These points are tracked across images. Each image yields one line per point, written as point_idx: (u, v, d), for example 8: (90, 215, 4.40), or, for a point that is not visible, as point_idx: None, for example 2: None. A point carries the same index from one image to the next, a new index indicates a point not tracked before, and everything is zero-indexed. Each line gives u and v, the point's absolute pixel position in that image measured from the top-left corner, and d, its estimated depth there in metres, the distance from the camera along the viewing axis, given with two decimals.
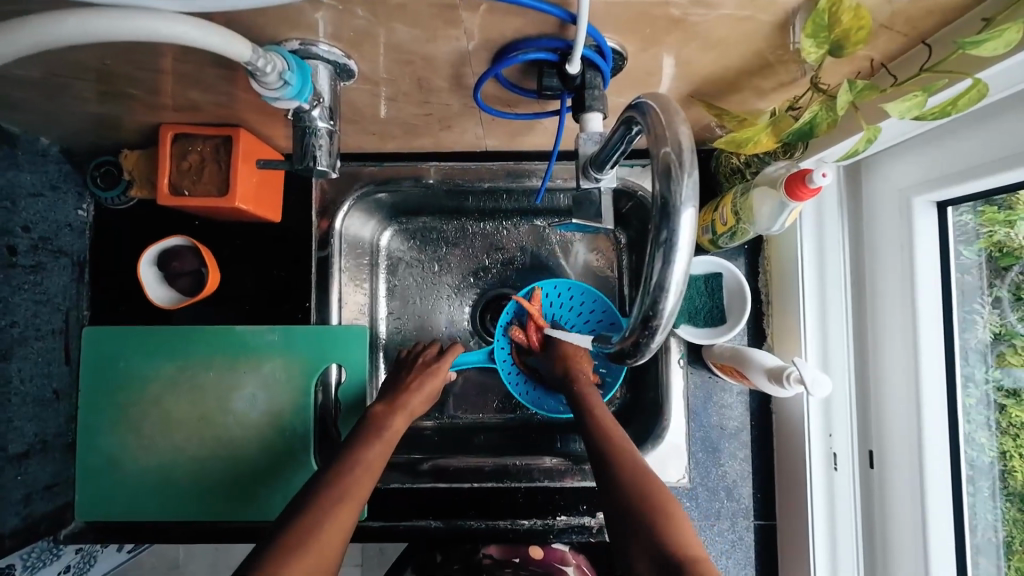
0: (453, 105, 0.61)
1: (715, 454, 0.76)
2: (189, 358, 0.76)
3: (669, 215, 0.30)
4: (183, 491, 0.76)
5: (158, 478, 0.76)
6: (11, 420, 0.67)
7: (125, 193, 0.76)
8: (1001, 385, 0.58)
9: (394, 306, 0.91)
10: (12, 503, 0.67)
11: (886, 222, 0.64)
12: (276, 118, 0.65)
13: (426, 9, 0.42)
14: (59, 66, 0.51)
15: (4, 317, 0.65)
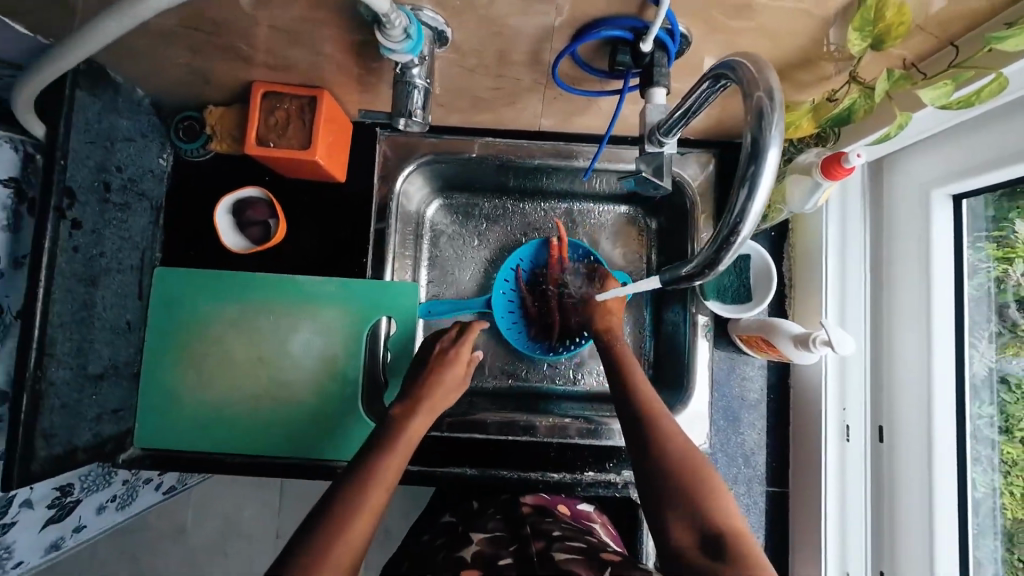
0: (524, 80, 0.67)
1: (735, 422, 0.81)
2: (252, 302, 0.82)
3: (759, 154, 0.38)
4: (239, 426, 0.81)
5: (216, 414, 0.81)
6: (93, 341, 0.72)
7: (204, 145, 0.83)
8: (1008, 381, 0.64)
9: (438, 274, 0.97)
10: (87, 419, 0.72)
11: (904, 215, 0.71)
12: (359, 81, 0.71)
13: None
14: (190, 15, 0.58)
15: (96, 247, 0.71)
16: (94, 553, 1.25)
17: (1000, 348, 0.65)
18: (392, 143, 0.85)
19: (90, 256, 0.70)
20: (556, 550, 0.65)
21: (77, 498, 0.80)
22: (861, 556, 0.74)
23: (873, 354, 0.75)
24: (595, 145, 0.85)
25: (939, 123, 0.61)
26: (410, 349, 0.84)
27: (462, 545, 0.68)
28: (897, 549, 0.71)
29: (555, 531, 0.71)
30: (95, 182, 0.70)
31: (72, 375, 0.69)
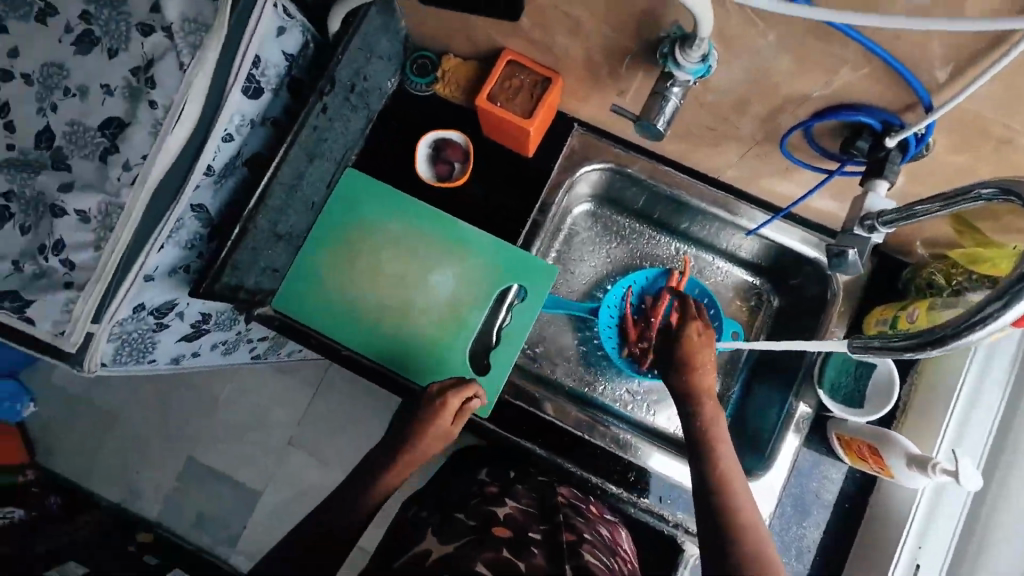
0: (742, 130, 0.73)
1: (802, 514, 0.82)
2: (414, 228, 0.91)
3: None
4: (362, 324, 0.89)
5: (348, 306, 0.90)
6: (289, 208, 0.83)
7: (429, 85, 0.93)
8: None
9: (563, 268, 1.04)
10: (255, 269, 0.82)
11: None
12: (593, 79, 0.79)
13: (824, 57, 0.55)
14: None
15: (323, 134, 0.82)
16: (154, 386, 1.37)
17: None
18: (581, 139, 0.93)
19: (317, 140, 0.82)
20: (584, 549, 0.68)
21: (210, 328, 0.91)
22: None
23: (972, 503, 0.74)
24: (766, 213, 0.89)
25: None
26: (529, 322, 0.90)
27: (492, 506, 0.72)
28: None
29: (585, 532, 0.73)
30: (347, 82, 0.82)
31: (264, 229, 0.79)
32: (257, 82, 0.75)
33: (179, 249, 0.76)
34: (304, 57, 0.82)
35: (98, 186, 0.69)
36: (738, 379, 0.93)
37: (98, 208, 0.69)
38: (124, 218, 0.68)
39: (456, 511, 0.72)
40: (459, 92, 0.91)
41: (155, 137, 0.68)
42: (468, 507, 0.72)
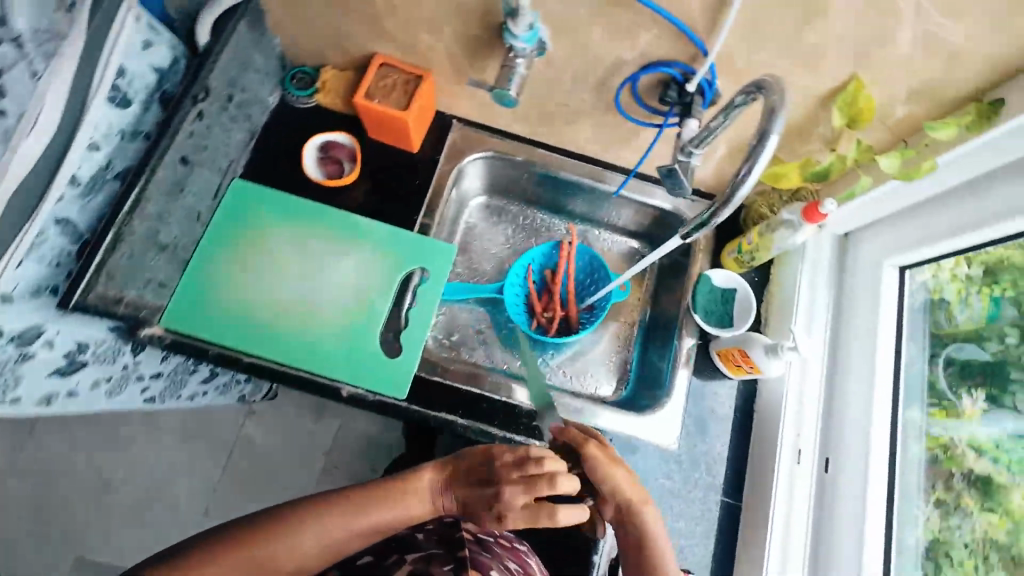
0: (589, 102, 0.87)
1: (703, 430, 0.91)
2: (318, 227, 0.93)
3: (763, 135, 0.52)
4: (239, 313, 0.87)
5: (235, 303, 0.87)
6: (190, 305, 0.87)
7: (311, 95, 0.98)
8: (938, 437, 0.83)
9: (473, 246, 1.16)
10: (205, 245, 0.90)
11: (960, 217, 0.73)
12: (460, 75, 0.89)
13: (429, 16, 0.79)
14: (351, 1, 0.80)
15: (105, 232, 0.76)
16: None
17: (934, 412, 0.84)
18: (462, 134, 1.02)
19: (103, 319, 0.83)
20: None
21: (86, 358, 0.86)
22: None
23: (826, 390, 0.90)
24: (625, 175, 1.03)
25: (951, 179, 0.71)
26: (426, 311, 0.91)
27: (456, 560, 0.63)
28: None
29: None
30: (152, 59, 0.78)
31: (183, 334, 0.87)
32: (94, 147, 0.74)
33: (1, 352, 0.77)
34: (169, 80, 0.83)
35: None
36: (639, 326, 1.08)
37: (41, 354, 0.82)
38: None
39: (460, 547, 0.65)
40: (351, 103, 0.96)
41: None
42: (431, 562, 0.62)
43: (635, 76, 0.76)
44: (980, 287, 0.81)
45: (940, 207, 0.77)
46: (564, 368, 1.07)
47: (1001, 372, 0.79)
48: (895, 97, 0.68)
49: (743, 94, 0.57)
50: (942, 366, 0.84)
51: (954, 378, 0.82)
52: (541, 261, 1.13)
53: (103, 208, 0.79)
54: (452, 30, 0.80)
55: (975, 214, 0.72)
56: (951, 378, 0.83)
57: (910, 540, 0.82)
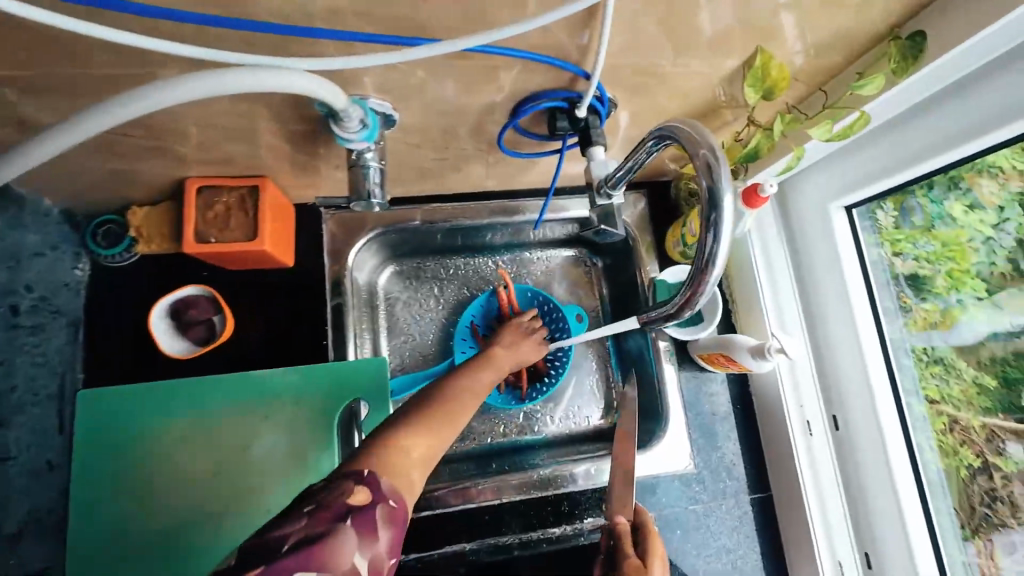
0: (470, 149, 0.71)
1: (712, 438, 0.86)
2: (209, 405, 0.74)
3: (714, 202, 0.44)
4: (163, 548, 0.71)
5: (152, 539, 0.71)
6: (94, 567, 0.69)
7: (128, 249, 0.76)
8: (923, 349, 0.75)
9: (404, 326, 1.01)
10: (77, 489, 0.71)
11: (928, 139, 0.66)
12: (304, 168, 0.70)
13: (228, 128, 0.59)
14: (114, 141, 0.58)
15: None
16: None
17: (912, 323, 0.76)
18: (338, 221, 0.84)
19: None
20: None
21: None
22: (851, 550, 0.80)
23: (812, 348, 0.84)
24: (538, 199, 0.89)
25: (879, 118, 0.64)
26: None
27: None
28: (880, 538, 0.77)
29: None
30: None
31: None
32: None
33: None
34: None
35: None
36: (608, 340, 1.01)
37: None
38: None
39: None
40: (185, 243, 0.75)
41: None
42: None
43: (514, 117, 0.62)
44: (915, 188, 0.73)
45: (889, 133, 0.70)
46: (554, 416, 0.98)
47: (902, 190, 0.75)
48: (802, 54, 0.58)
49: (654, 137, 0.51)
50: (909, 276, 0.76)
51: (924, 288, 0.75)
52: (484, 313, 1.01)
53: None
54: (267, 132, 0.60)
55: (939, 134, 0.64)
56: (921, 290, 0.75)
57: (936, 479, 0.74)
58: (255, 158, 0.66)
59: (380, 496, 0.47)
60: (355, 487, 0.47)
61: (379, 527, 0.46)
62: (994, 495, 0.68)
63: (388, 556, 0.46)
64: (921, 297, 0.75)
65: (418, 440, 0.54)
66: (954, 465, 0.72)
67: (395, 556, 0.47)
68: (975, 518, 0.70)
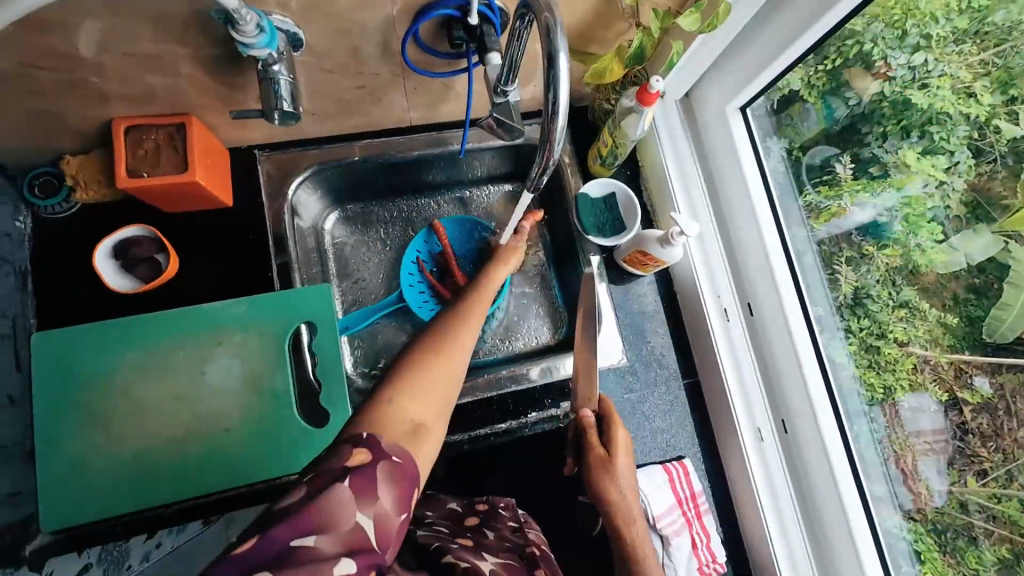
0: (383, 73, 0.76)
1: (641, 333, 0.94)
2: (159, 338, 0.78)
3: (551, 58, 0.46)
4: (130, 471, 0.75)
5: (119, 462, 0.75)
6: (64, 492, 0.73)
7: (66, 199, 0.79)
8: (825, 239, 0.86)
9: (353, 269, 1.06)
10: (37, 425, 0.74)
11: (786, 27, 0.72)
12: (226, 102, 0.74)
13: (143, 57, 0.63)
14: (33, 73, 0.62)
15: None
16: None
17: (815, 218, 0.87)
18: (273, 161, 0.88)
19: None
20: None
21: None
22: (766, 419, 0.88)
23: (725, 245, 0.93)
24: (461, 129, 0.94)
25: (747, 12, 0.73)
26: (333, 363, 0.83)
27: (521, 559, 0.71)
28: (791, 407, 0.86)
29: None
30: None
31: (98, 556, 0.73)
32: None
33: None
34: None
35: None
36: (553, 276, 1.08)
37: None
38: None
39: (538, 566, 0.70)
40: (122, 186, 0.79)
41: None
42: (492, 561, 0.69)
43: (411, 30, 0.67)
44: (793, 81, 0.83)
45: (754, 34, 0.78)
46: (501, 336, 1.04)
47: (857, 143, 0.81)
48: None
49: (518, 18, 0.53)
50: (808, 176, 0.87)
51: (819, 182, 0.86)
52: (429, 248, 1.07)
53: None
54: (182, 59, 0.64)
55: (785, 31, 0.73)
56: (817, 184, 0.86)
57: (838, 347, 0.85)
58: (177, 92, 0.70)
59: (383, 455, 0.54)
60: (355, 450, 0.53)
61: (379, 484, 0.52)
62: (965, 428, 0.73)
63: (395, 512, 0.53)
64: (820, 189, 0.86)
65: (409, 395, 0.59)
66: (851, 334, 0.84)
67: (403, 512, 0.53)
68: (876, 390, 0.81)
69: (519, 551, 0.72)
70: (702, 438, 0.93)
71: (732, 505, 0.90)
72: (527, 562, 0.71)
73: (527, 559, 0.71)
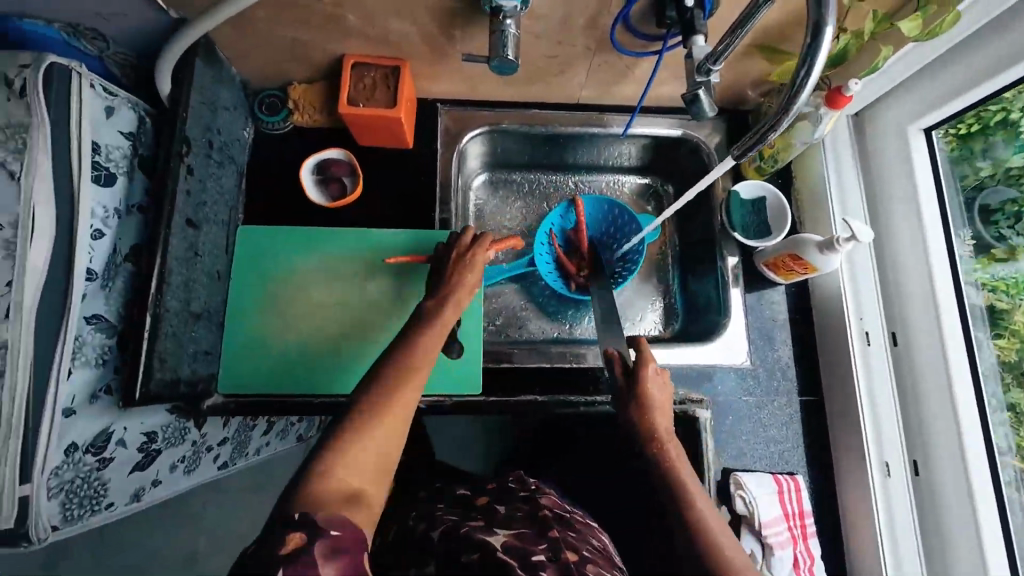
0: (580, 46, 0.82)
1: (770, 340, 0.92)
2: (336, 250, 0.89)
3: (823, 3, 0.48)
4: (291, 363, 0.85)
5: (284, 354, 0.85)
6: (241, 361, 0.85)
7: (285, 119, 0.92)
8: (998, 280, 0.81)
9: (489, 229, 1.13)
10: (231, 301, 0.86)
11: (1003, 53, 0.71)
12: (438, 53, 0.83)
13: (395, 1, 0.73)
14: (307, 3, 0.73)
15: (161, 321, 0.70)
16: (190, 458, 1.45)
17: (980, 259, 0.83)
18: (451, 116, 0.97)
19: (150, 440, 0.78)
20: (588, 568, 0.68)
21: (159, 448, 0.81)
22: (897, 454, 0.84)
23: (877, 267, 0.89)
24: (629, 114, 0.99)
25: (972, 26, 0.73)
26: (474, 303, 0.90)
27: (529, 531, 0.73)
28: (930, 446, 0.81)
29: (584, 548, 0.72)
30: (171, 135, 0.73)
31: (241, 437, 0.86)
32: (103, 228, 0.69)
33: (105, 487, 0.72)
34: (145, 143, 0.77)
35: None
36: (675, 278, 1.09)
37: (143, 473, 0.79)
38: (14, 360, 0.59)
39: (550, 529, 0.73)
40: (332, 115, 0.91)
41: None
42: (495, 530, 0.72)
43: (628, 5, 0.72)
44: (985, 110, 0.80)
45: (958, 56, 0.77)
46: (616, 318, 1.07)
47: None
48: None
49: None
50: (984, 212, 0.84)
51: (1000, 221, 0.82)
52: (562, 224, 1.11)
53: (128, 293, 0.74)
54: (423, 7, 0.74)
55: (998, 54, 0.72)
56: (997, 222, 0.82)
57: (994, 394, 0.80)
58: (405, 37, 0.79)
59: (320, 533, 0.50)
60: (290, 536, 0.50)
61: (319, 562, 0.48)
62: None
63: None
64: (1002, 233, 0.82)
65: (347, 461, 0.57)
66: (1012, 384, 0.79)
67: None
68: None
69: (533, 516, 0.76)
70: (818, 461, 0.89)
71: (842, 537, 0.86)
72: (537, 527, 0.74)
73: (540, 522, 0.75)
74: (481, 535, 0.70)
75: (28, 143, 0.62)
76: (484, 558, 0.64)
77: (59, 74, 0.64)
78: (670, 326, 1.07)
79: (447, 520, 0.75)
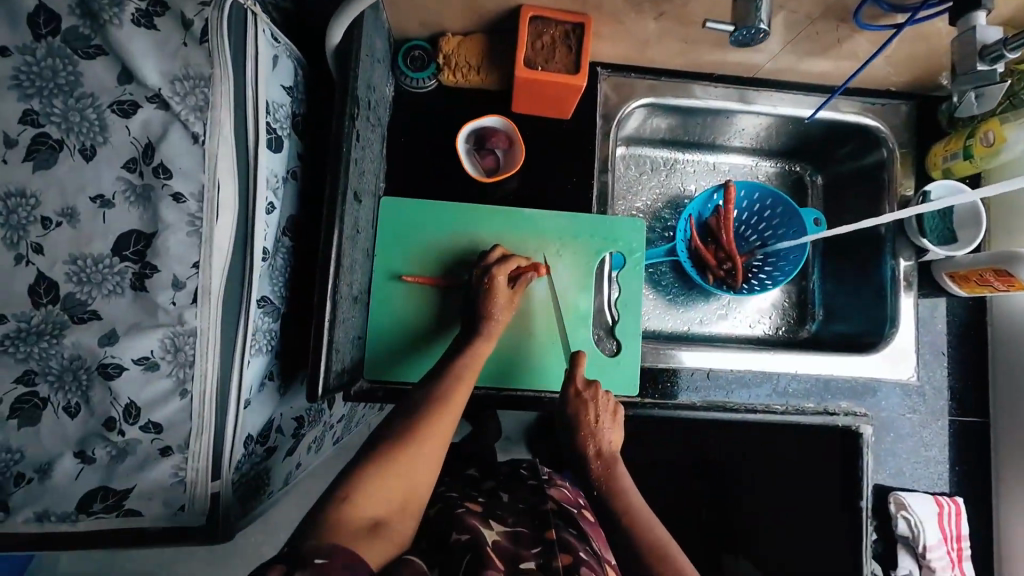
0: (800, 12, 0.71)
1: (940, 356, 0.87)
2: (488, 231, 0.81)
3: None
4: (410, 342, 0.79)
5: (410, 330, 0.79)
6: (387, 347, 0.79)
7: (432, 76, 0.81)
8: None
9: (618, 211, 1.01)
10: (375, 281, 0.80)
11: None
12: (632, 11, 0.72)
13: None
14: None
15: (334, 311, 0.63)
16: None
17: None
18: (612, 82, 0.87)
19: (297, 426, 0.74)
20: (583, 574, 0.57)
21: (304, 431, 0.77)
22: None
23: None
24: (821, 97, 0.88)
25: None
26: (634, 298, 0.83)
27: (535, 528, 0.63)
28: None
29: (580, 549, 0.62)
30: (343, 98, 0.63)
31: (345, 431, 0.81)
32: (273, 203, 0.61)
33: (268, 475, 0.69)
34: (301, 102, 0.68)
35: (183, 484, 0.55)
36: (814, 267, 1.01)
37: (291, 459, 0.75)
38: (203, 351, 0.54)
39: (548, 527, 0.62)
40: (489, 75, 0.80)
41: (179, 343, 0.53)
42: (503, 520, 0.64)
43: None
44: None
45: None
46: (756, 317, 1.01)
47: None
48: None
49: None
50: None
51: None
52: (703, 211, 0.99)
53: (288, 274, 0.67)
54: None
55: None
56: None
57: None
58: None
59: None
60: None
61: None
62: None
63: None
64: None
65: (374, 504, 0.55)
66: None
67: None
68: None
69: (535, 509, 0.66)
70: (977, 482, 0.86)
71: (995, 561, 0.84)
72: (536, 524, 0.64)
73: (540, 516, 0.65)
74: (474, 522, 0.61)
75: (209, 99, 0.53)
76: (473, 550, 0.56)
77: (234, 18, 0.55)
78: (805, 323, 1.00)
79: (446, 499, 0.67)
